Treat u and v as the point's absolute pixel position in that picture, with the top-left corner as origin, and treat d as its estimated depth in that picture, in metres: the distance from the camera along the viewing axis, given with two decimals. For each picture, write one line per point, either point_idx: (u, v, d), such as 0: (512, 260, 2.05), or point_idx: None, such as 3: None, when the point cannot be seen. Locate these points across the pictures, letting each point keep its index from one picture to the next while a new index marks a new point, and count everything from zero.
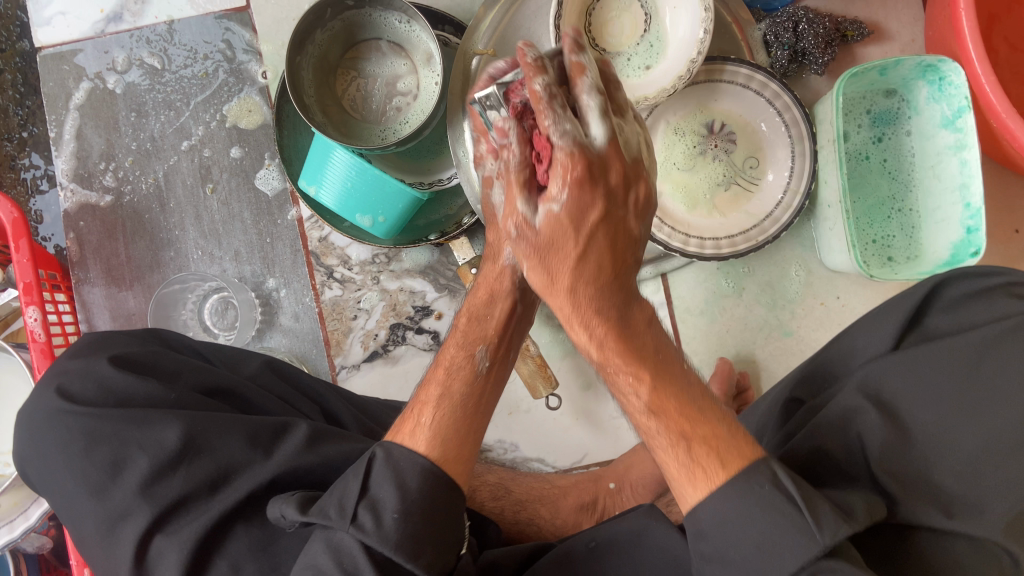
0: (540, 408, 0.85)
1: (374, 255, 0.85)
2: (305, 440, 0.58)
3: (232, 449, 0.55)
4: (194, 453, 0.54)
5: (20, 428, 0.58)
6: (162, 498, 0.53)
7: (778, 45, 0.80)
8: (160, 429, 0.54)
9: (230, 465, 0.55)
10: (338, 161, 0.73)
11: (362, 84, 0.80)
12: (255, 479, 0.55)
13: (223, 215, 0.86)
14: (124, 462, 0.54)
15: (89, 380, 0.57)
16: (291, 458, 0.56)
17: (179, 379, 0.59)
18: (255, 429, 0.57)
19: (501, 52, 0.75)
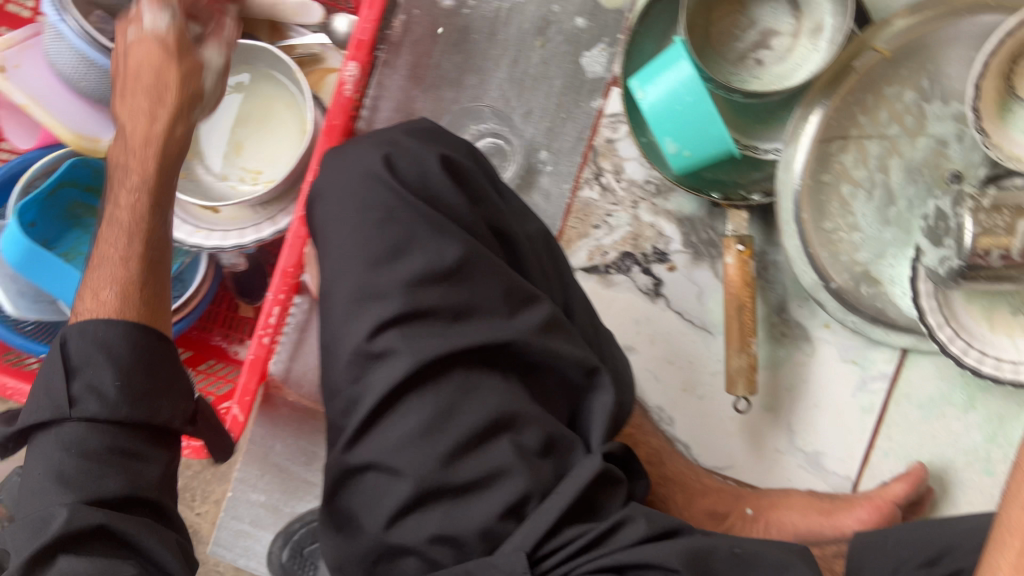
0: (714, 402, 0.83)
1: (647, 180, 0.83)
2: (545, 323, 0.57)
3: (488, 293, 0.56)
4: (462, 276, 0.55)
5: (324, 167, 0.60)
6: (416, 305, 0.54)
7: None
8: (443, 243, 0.55)
9: (479, 310, 0.55)
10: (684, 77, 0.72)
11: (739, 21, 0.76)
12: (492, 330, 0.55)
13: (538, 72, 0.85)
14: (406, 250, 0.55)
15: (416, 164, 0.58)
16: (531, 331, 0.56)
17: (480, 204, 0.60)
18: (512, 287, 0.57)
19: (896, 58, 0.72)
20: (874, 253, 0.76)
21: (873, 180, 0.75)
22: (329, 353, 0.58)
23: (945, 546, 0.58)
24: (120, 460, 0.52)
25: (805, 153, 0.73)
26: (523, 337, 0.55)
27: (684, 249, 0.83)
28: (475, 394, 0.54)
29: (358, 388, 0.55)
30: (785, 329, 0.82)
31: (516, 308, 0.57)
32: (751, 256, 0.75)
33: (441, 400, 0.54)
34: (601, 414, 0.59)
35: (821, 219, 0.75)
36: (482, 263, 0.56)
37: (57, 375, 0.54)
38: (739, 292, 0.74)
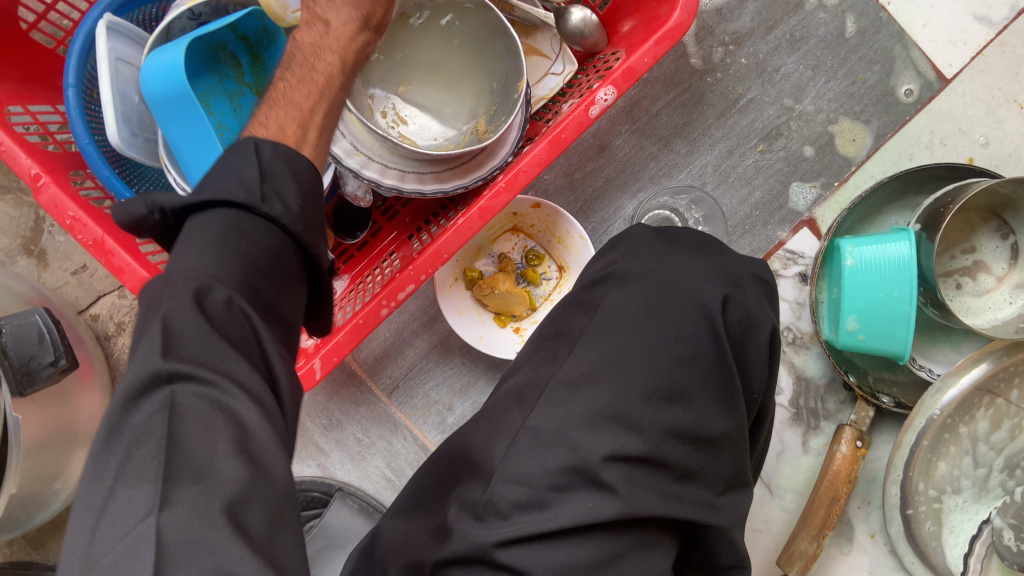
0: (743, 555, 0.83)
1: (788, 327, 0.82)
2: (742, 515, 0.55)
3: (718, 471, 0.53)
4: (712, 446, 0.52)
5: (647, 260, 0.56)
6: (662, 457, 0.50)
7: None
8: (717, 410, 0.53)
9: (702, 482, 0.53)
10: (897, 257, 0.72)
11: (961, 240, 0.77)
12: (705, 504, 0.52)
13: (744, 174, 0.81)
14: (684, 398, 0.51)
15: (744, 320, 0.55)
16: (731, 520, 0.53)
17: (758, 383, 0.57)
18: (735, 470, 0.54)
19: None
20: (950, 491, 0.80)
21: (975, 446, 0.80)
22: (528, 440, 0.51)
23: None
24: (285, 285, 0.43)
25: (959, 390, 0.74)
26: (723, 529, 0.53)
27: (788, 406, 0.82)
28: (651, 554, 0.50)
29: (549, 497, 0.49)
30: (836, 521, 0.84)
31: (727, 493, 0.54)
32: (862, 455, 0.76)
33: (618, 545, 0.49)
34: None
35: (933, 453, 0.78)
36: (732, 442, 0.54)
37: (254, 168, 0.43)
38: (839, 484, 0.75)
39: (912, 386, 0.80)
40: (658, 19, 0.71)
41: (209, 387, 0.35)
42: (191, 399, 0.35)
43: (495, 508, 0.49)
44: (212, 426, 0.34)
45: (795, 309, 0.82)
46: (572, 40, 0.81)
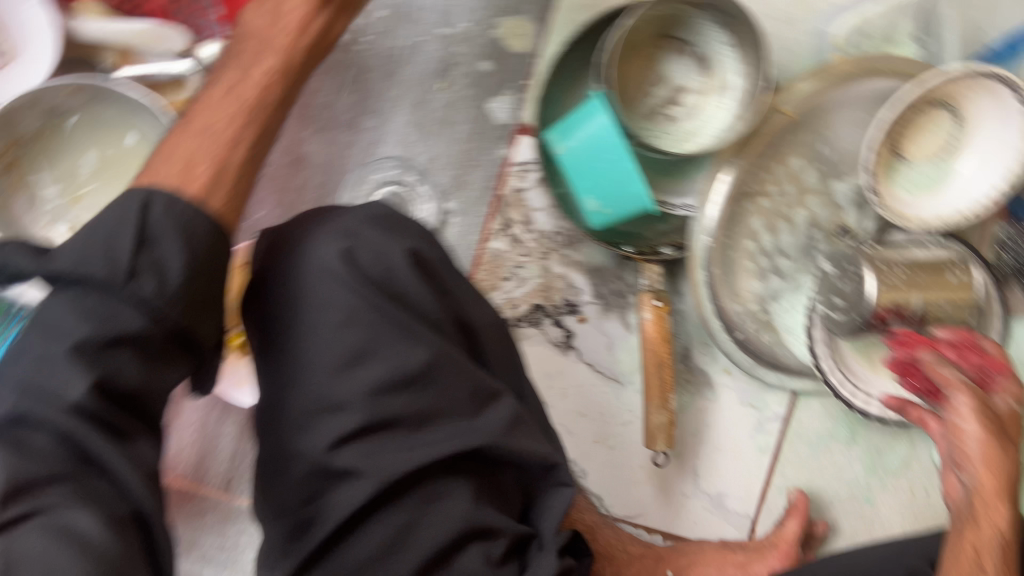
0: (625, 453, 0.83)
1: (557, 232, 0.82)
2: (509, 421, 0.56)
3: (456, 396, 0.54)
4: (427, 381, 0.53)
5: (277, 256, 0.56)
6: (379, 418, 0.52)
7: (1012, 254, 0.81)
8: (401, 349, 0.53)
9: (444, 417, 0.54)
10: (596, 124, 0.71)
11: (651, 74, 0.76)
12: (459, 434, 0.53)
13: (440, 117, 0.80)
14: (367, 357, 0.52)
15: (386, 259, 0.55)
16: (497, 431, 0.55)
17: (446, 299, 0.58)
18: (475, 385, 0.55)
19: (798, 120, 0.76)
20: (771, 299, 0.81)
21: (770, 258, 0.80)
22: (274, 471, 0.53)
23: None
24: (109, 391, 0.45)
25: (719, 208, 0.75)
26: (489, 443, 0.54)
27: (594, 300, 0.83)
28: (438, 505, 0.52)
29: (312, 511, 0.51)
30: (693, 376, 0.84)
31: (482, 410, 0.55)
32: (667, 310, 0.77)
33: (398, 515, 0.51)
34: (560, 507, 0.58)
35: (730, 274, 0.79)
36: (445, 365, 0.54)
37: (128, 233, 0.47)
38: (659, 349, 0.75)
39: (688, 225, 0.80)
40: None
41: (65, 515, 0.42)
42: (26, 544, 0.41)
43: (278, 548, 0.52)
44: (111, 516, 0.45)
45: (553, 213, 0.81)
46: None
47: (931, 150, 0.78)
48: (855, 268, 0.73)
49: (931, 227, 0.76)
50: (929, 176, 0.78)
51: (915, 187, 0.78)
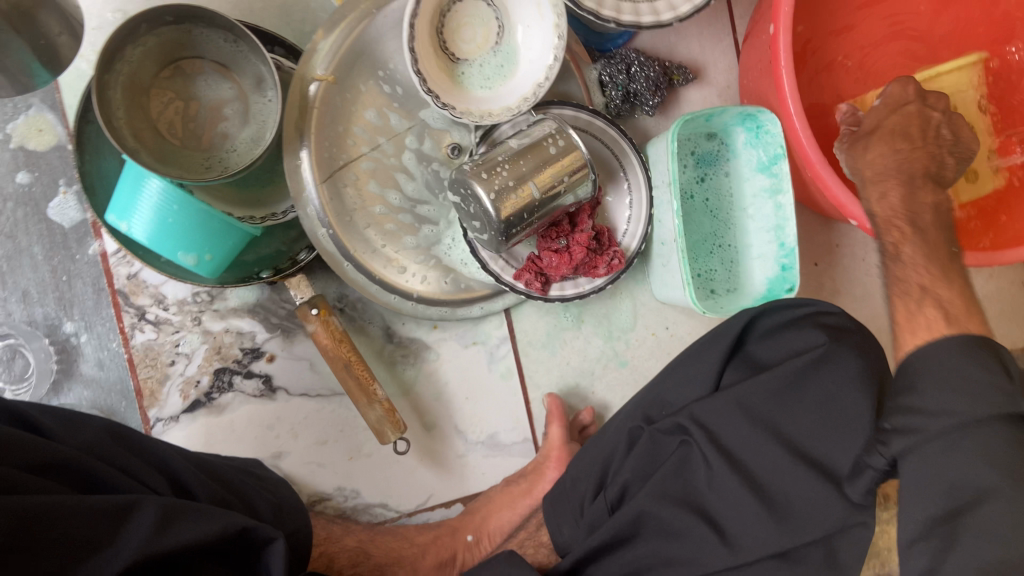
0: (383, 451, 0.81)
1: (195, 293, 0.77)
2: (155, 522, 0.54)
3: (79, 531, 0.51)
4: (33, 543, 0.49)
5: None
6: None
7: (613, 87, 0.83)
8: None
9: (78, 562, 0.51)
10: (144, 185, 0.67)
11: (182, 106, 0.72)
12: (104, 571, 0.51)
13: (8, 250, 0.73)
14: None
15: None
16: (145, 538, 0.53)
17: (8, 454, 0.52)
18: (96, 512, 0.52)
19: (343, 78, 0.73)
20: (431, 246, 0.79)
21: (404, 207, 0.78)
22: None
23: (629, 437, 0.66)
24: None
25: (316, 195, 0.73)
26: (138, 558, 0.52)
27: (271, 333, 0.79)
28: None
29: None
30: (406, 348, 0.82)
31: (118, 530, 0.53)
32: (329, 312, 0.74)
33: None
34: (277, 560, 0.59)
35: (371, 247, 0.76)
36: (46, 518, 0.50)
37: None
38: (339, 351, 0.73)
39: None
40: None
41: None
42: None
43: None
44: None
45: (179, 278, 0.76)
46: None
47: (486, 41, 0.77)
48: (466, 189, 0.72)
49: (515, 104, 0.76)
50: (498, 60, 0.77)
51: (491, 74, 0.77)
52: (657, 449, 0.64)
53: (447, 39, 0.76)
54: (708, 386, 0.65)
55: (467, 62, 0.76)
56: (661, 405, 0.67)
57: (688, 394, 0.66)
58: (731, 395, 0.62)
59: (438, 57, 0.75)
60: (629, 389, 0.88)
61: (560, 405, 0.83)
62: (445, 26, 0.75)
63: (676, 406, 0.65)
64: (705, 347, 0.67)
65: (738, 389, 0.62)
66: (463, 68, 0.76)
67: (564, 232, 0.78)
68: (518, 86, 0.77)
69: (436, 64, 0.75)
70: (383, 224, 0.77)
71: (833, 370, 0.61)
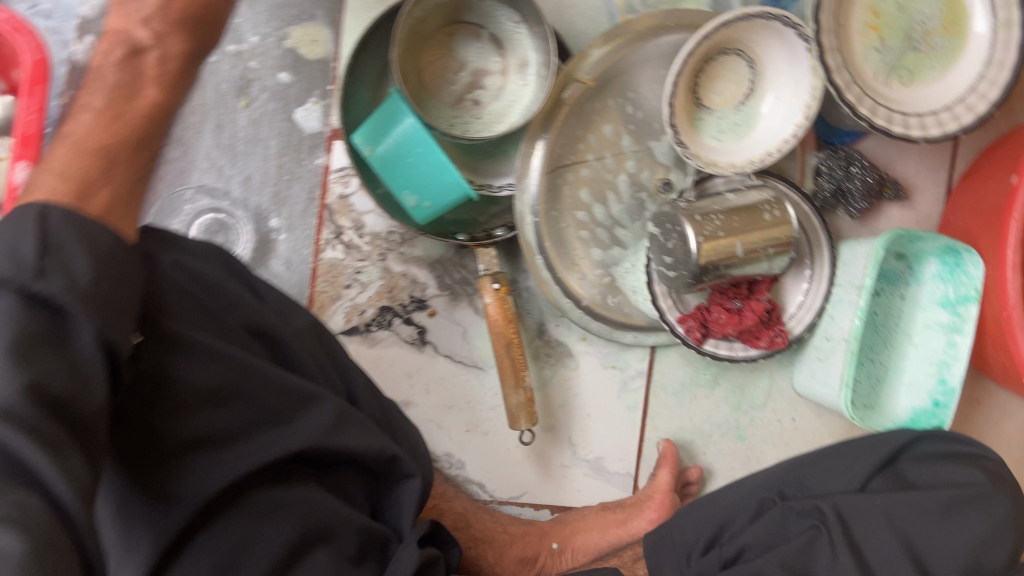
0: (498, 435, 0.84)
1: (390, 231, 0.81)
2: (331, 420, 0.58)
3: (270, 399, 0.55)
4: (236, 393, 0.53)
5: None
6: (199, 439, 0.51)
7: (828, 177, 0.86)
8: (196, 365, 0.52)
9: (263, 425, 0.54)
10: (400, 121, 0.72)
11: (448, 63, 0.76)
12: (282, 442, 0.54)
13: (249, 135, 0.78)
14: (167, 377, 0.50)
15: (161, 278, 0.53)
16: (320, 429, 0.57)
17: (235, 311, 0.57)
18: (290, 389, 0.57)
19: (598, 86, 0.77)
20: (613, 265, 0.82)
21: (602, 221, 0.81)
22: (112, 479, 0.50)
23: (756, 508, 0.68)
24: None
25: (536, 182, 0.76)
26: (312, 445, 0.56)
27: (441, 291, 0.82)
28: (277, 514, 0.54)
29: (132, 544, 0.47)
30: (551, 349, 0.85)
31: (299, 412, 0.57)
32: (507, 292, 0.76)
33: (234, 531, 0.51)
34: (411, 499, 0.63)
35: (564, 247, 0.79)
36: (249, 375, 0.54)
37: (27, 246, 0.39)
38: (505, 329, 0.76)
39: None
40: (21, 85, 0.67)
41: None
42: None
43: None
44: (45, 542, 0.33)
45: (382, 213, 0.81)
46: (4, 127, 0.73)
47: (733, 98, 0.80)
48: (677, 226, 0.75)
49: (741, 164, 0.79)
50: (739, 119, 0.80)
51: (726, 129, 0.80)
52: (785, 523, 0.65)
53: (700, 84, 0.79)
54: (855, 484, 0.68)
55: (710, 111, 0.80)
56: (800, 487, 0.69)
57: (839, 484, 0.68)
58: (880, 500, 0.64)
59: (688, 97, 0.78)
60: (737, 463, 0.89)
61: (673, 453, 0.84)
62: (703, 72, 0.79)
63: (813, 493, 0.67)
64: (857, 452, 0.70)
65: (893, 497, 0.64)
66: (704, 115, 0.80)
67: (740, 295, 0.81)
68: (748, 149, 0.80)
69: (684, 103, 0.78)
70: (581, 230, 0.80)
71: (983, 510, 0.64)
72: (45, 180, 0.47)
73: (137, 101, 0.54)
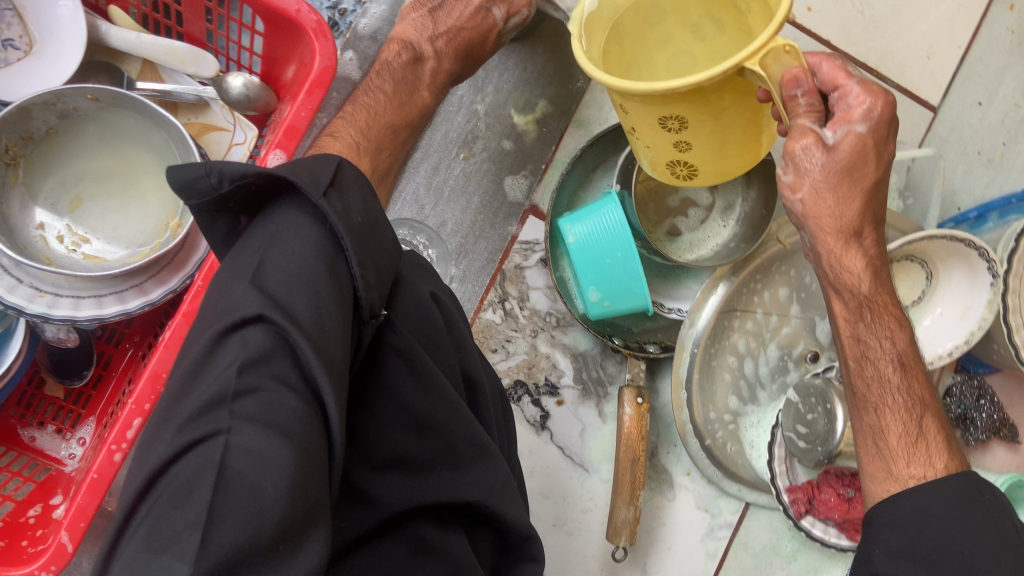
0: (582, 540, 0.84)
1: (549, 312, 0.83)
2: (502, 483, 0.58)
3: (464, 442, 0.55)
4: (444, 431, 0.54)
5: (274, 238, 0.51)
6: (403, 456, 0.51)
7: (956, 401, 0.90)
8: (419, 391, 0.52)
9: (451, 465, 0.55)
10: (610, 219, 0.75)
11: (663, 184, 0.81)
12: (460, 490, 0.54)
13: (457, 184, 0.82)
14: (400, 390, 0.51)
15: (421, 300, 0.54)
16: (493, 489, 0.57)
17: (462, 352, 0.57)
18: (482, 440, 0.57)
19: (791, 250, 0.82)
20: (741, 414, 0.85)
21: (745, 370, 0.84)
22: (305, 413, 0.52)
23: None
24: None
25: (707, 318, 0.79)
26: (483, 501, 0.56)
27: (575, 384, 0.84)
28: (432, 559, 0.53)
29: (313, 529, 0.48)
30: (655, 472, 0.86)
31: (480, 466, 0.56)
32: (647, 408, 0.78)
33: (397, 557, 0.51)
34: None
35: (708, 382, 0.82)
36: (454, 417, 0.54)
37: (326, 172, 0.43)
38: (635, 444, 0.77)
39: (673, 327, 0.84)
40: (300, 79, 0.70)
41: (255, 438, 0.34)
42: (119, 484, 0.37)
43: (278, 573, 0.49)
44: (308, 455, 0.35)
45: (549, 293, 0.83)
46: (242, 106, 0.79)
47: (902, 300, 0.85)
48: (825, 403, 0.78)
49: None
50: None
51: None
52: None
53: None
54: None
55: None
56: None
57: None
58: None
59: None
60: None
61: None
62: None
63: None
64: None
65: None
66: None
67: (854, 484, 0.82)
68: None
69: None
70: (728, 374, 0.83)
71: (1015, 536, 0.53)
72: (360, 146, 0.61)
73: (416, 101, 0.69)
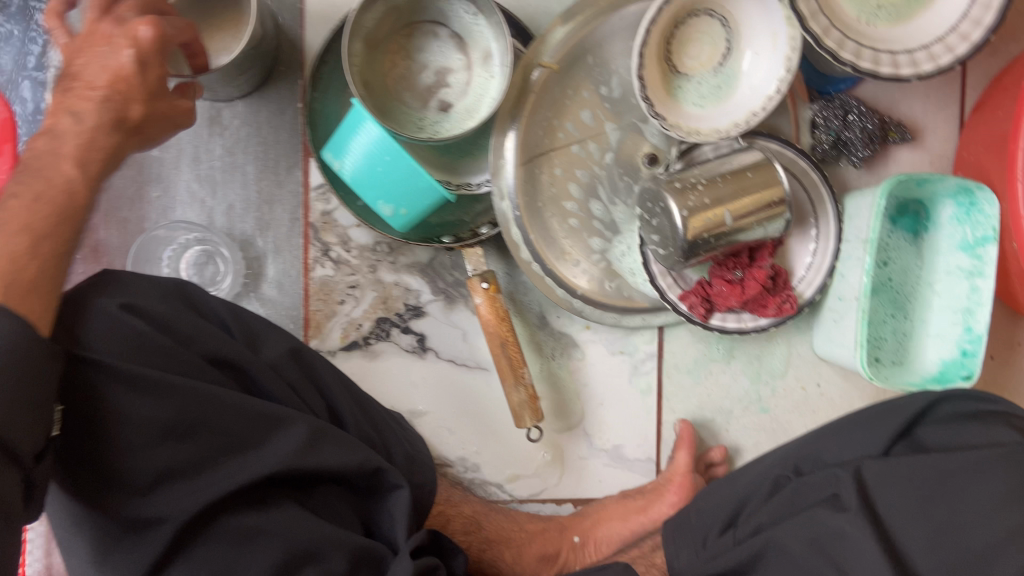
0: (512, 435, 0.83)
1: (377, 242, 0.81)
2: (306, 438, 0.55)
3: (235, 424, 0.54)
4: (203, 427, 0.52)
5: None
6: (170, 470, 0.51)
7: (825, 130, 0.81)
8: (150, 402, 0.51)
9: (236, 451, 0.53)
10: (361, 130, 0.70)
11: (410, 66, 0.75)
12: (254, 468, 0.53)
13: (225, 164, 0.79)
14: (127, 413, 0.50)
15: (110, 319, 0.52)
16: (295, 452, 0.55)
17: (194, 343, 0.56)
18: (257, 413, 0.55)
19: (566, 67, 0.75)
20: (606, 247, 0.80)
21: (586, 204, 0.79)
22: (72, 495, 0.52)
23: (773, 483, 0.67)
24: None
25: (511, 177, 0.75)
26: (286, 467, 0.54)
27: (435, 296, 0.82)
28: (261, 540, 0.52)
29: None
30: (554, 341, 0.84)
31: (272, 437, 0.55)
32: (497, 290, 0.75)
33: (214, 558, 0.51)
34: (401, 511, 0.61)
35: (549, 235, 0.78)
36: (208, 406, 0.53)
37: None
38: (498, 328, 0.74)
39: None
40: None
41: None
42: None
43: None
44: None
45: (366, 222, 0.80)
46: None
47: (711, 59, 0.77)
48: (660, 203, 0.72)
49: (727, 127, 0.75)
50: (717, 82, 0.77)
51: (710, 93, 0.77)
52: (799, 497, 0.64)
53: (674, 50, 0.76)
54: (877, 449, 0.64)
55: (688, 75, 0.77)
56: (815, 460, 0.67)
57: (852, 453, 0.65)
58: (898, 467, 0.60)
59: (661, 61, 0.75)
60: (764, 436, 0.85)
61: (691, 432, 0.82)
62: (675, 35, 0.75)
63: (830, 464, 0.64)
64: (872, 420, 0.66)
65: (911, 461, 0.60)
66: (681, 81, 0.77)
67: (741, 264, 0.77)
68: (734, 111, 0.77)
69: (656, 69, 0.75)
70: (569, 217, 0.79)
71: None
72: None
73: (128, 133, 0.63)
